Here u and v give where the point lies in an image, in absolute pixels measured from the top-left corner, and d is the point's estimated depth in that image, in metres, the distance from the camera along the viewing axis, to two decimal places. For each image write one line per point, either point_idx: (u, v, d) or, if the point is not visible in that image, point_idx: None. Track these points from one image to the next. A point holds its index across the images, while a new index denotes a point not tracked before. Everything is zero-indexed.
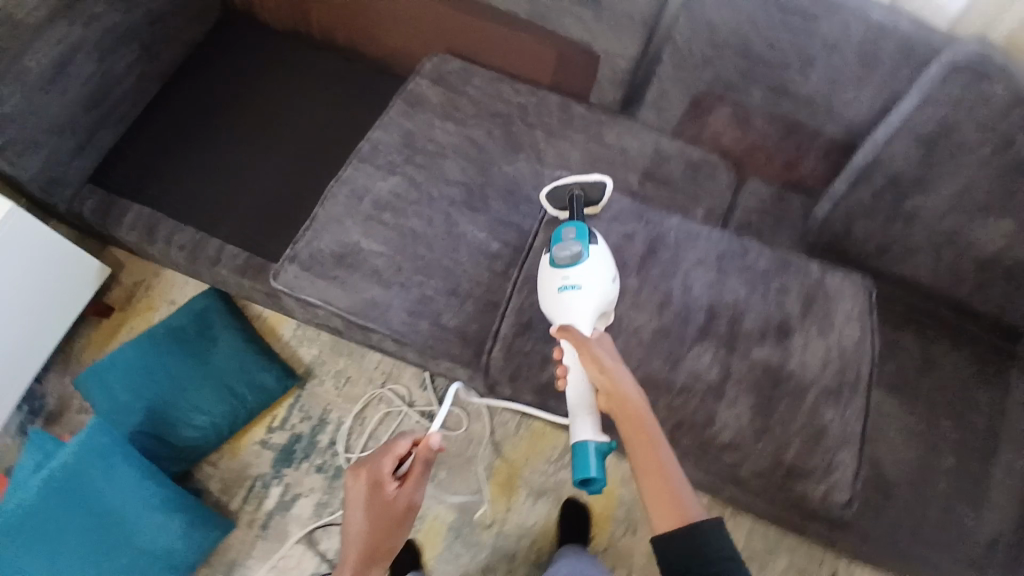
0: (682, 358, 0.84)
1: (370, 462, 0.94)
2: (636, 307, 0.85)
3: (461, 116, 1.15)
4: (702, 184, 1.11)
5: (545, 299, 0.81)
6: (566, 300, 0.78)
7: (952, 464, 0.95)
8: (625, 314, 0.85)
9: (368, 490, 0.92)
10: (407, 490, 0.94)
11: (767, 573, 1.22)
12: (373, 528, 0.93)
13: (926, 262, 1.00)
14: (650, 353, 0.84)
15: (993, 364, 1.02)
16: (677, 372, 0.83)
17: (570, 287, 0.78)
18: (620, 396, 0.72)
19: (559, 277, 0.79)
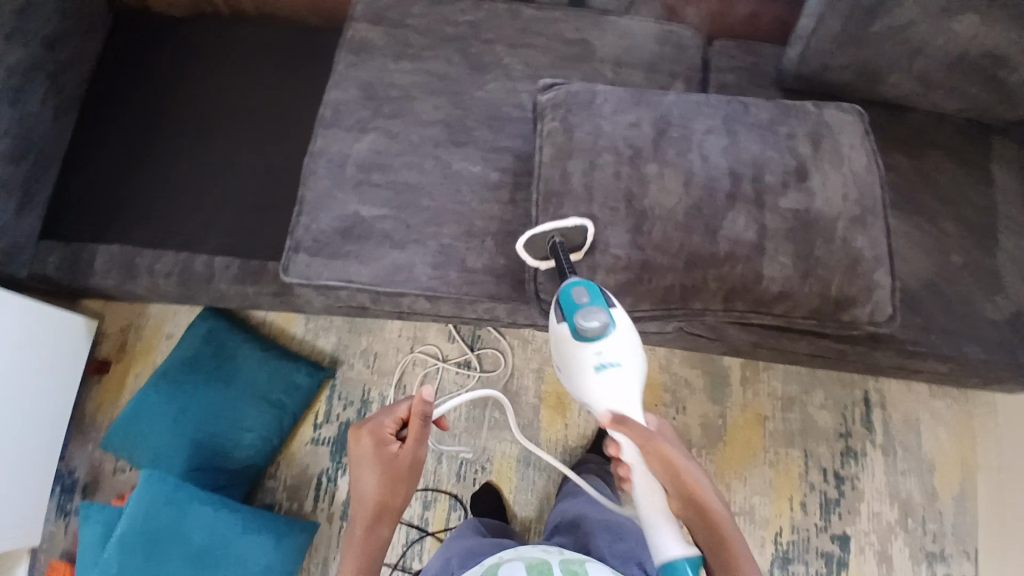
0: (721, 227, 0.85)
1: (369, 420, 0.86)
2: (665, 193, 0.86)
3: (414, 51, 1.08)
4: (672, 57, 1.11)
5: (578, 376, 0.79)
6: (606, 381, 0.77)
7: (962, 261, 1.05)
8: (655, 202, 0.86)
9: (369, 450, 0.84)
10: (408, 449, 0.84)
11: (808, 410, 1.32)
12: (380, 487, 0.82)
13: (903, 76, 1.02)
14: (691, 232, 0.85)
15: (972, 157, 1.10)
16: (718, 242, 0.85)
17: (609, 367, 0.77)
18: (700, 511, 0.71)
19: (592, 354, 0.77)
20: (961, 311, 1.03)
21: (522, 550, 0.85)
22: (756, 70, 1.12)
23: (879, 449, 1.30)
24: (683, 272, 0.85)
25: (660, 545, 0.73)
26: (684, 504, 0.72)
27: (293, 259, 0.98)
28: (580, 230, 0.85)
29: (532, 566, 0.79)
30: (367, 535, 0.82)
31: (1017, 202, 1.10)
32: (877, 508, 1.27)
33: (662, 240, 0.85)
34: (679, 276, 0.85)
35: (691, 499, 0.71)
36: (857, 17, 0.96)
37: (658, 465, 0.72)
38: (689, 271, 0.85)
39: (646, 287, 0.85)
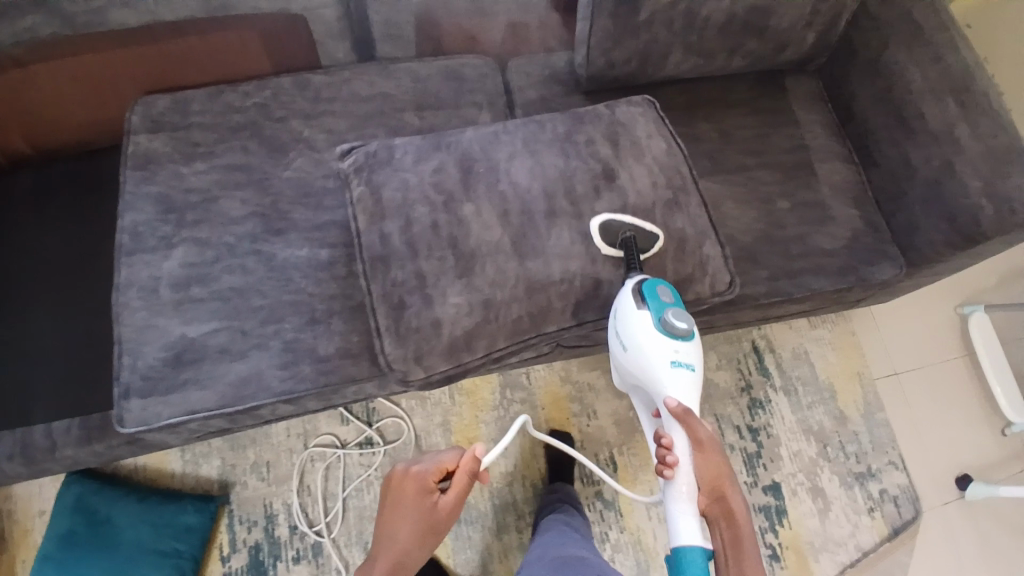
0: (548, 246, 0.85)
1: (415, 467, 0.89)
2: (486, 229, 0.85)
3: (206, 149, 1.02)
4: (471, 88, 1.12)
5: (650, 367, 0.81)
6: (677, 377, 0.81)
7: (788, 204, 1.11)
8: (479, 241, 0.84)
9: (414, 494, 0.87)
10: (450, 500, 0.87)
11: (707, 375, 1.36)
12: (411, 536, 0.85)
13: (684, 54, 1.08)
14: (523, 261, 0.84)
15: (772, 108, 1.17)
16: (550, 263, 0.84)
17: (682, 364, 0.81)
18: (729, 511, 0.78)
19: (671, 350, 0.80)
20: (799, 250, 1.08)
21: None
22: (555, 79, 1.15)
23: (780, 392, 1.35)
24: (527, 302, 0.83)
25: (679, 526, 0.79)
26: (716, 501, 0.79)
27: (126, 405, 0.89)
28: (411, 288, 0.82)
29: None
30: None
31: (822, 137, 1.17)
32: (796, 448, 1.32)
33: (497, 276, 0.83)
34: (524, 305, 0.83)
35: (721, 493, 0.79)
36: (624, 8, 0.99)
37: (707, 464, 0.79)
38: (531, 298, 0.83)
39: (494, 325, 0.82)
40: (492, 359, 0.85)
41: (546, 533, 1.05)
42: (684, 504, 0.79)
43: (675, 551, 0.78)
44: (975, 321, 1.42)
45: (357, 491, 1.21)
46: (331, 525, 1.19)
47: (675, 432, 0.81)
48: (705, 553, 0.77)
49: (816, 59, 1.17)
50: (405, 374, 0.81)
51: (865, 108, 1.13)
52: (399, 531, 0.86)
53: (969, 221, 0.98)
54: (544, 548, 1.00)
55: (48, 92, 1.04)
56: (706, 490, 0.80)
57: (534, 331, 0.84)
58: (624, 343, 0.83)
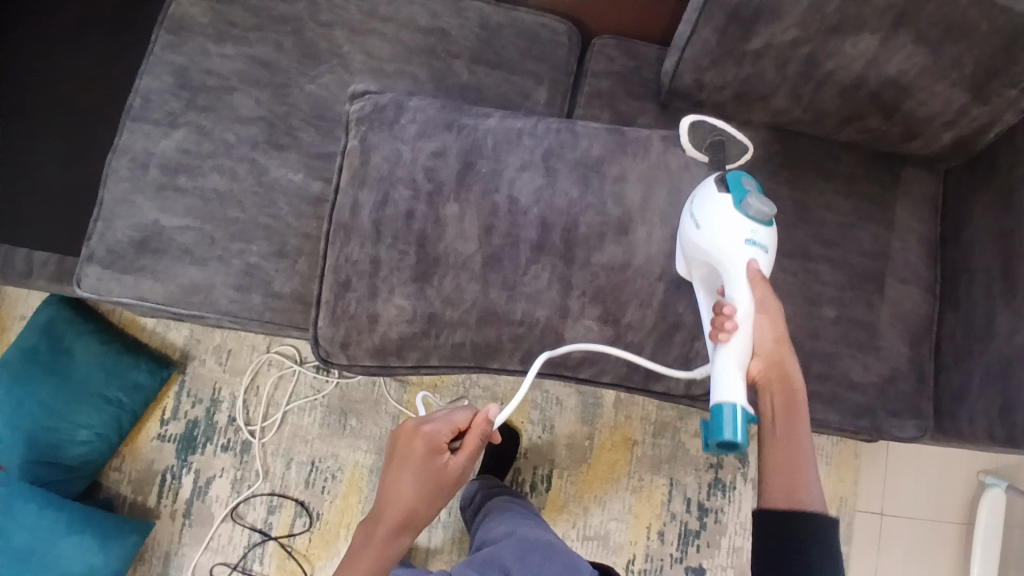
0: (520, 282, 0.76)
1: (427, 425, 0.87)
2: (462, 238, 0.76)
3: (240, 33, 0.96)
4: (537, 57, 0.98)
5: (721, 243, 0.68)
6: (750, 253, 0.67)
7: (834, 314, 0.95)
8: (449, 248, 0.76)
9: (421, 454, 0.86)
10: (457, 463, 0.86)
11: (680, 438, 1.26)
12: (420, 495, 0.87)
13: (786, 105, 0.90)
14: (487, 287, 0.75)
15: (870, 195, 0.98)
16: (516, 299, 0.75)
17: (759, 243, 0.68)
18: (785, 377, 0.67)
19: (747, 227, 0.68)
20: (820, 369, 0.93)
21: None
22: (634, 76, 0.99)
23: (749, 484, 1.26)
24: (475, 330, 0.76)
25: (726, 382, 0.65)
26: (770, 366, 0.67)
27: (85, 269, 0.89)
28: (364, 273, 0.75)
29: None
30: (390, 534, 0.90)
31: (910, 250, 0.98)
32: (737, 544, 1.25)
33: (453, 292, 0.75)
34: (469, 333, 0.76)
35: (782, 368, 0.67)
36: (732, 29, 0.82)
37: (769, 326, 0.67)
38: (480, 328, 0.76)
39: (433, 342, 0.76)
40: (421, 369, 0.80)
41: (505, 512, 1.06)
42: (738, 370, 0.65)
43: (716, 405, 0.64)
44: (990, 495, 1.23)
45: (299, 409, 1.22)
46: (265, 430, 1.22)
47: (747, 293, 0.67)
48: (748, 416, 0.64)
49: (946, 159, 0.97)
50: (327, 353, 0.77)
51: (975, 239, 0.94)
52: (404, 484, 0.88)
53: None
54: (506, 528, 1.01)
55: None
56: (764, 365, 0.67)
57: (473, 359, 0.77)
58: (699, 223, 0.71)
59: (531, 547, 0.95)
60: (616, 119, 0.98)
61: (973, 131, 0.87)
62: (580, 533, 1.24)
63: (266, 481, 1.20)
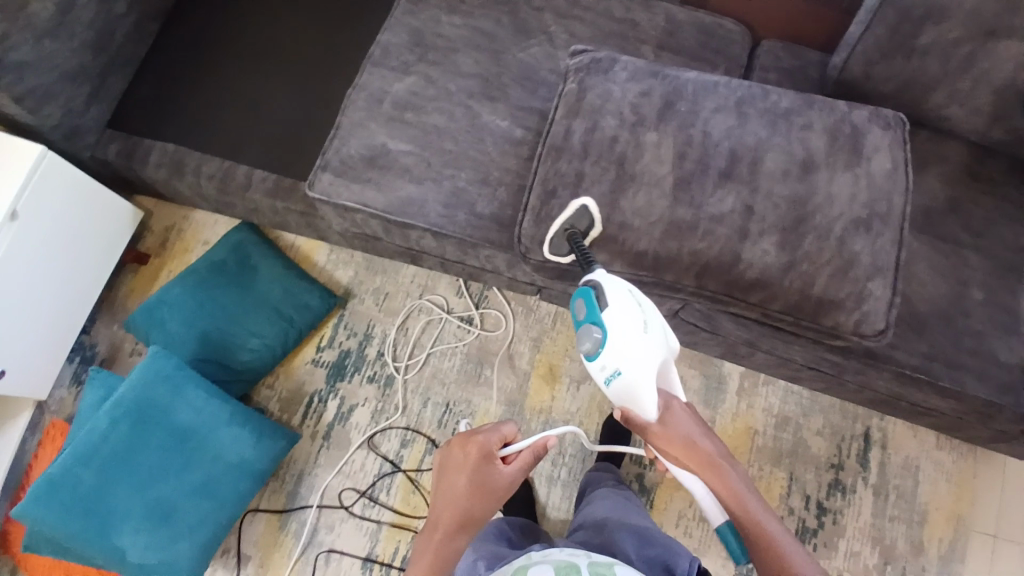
0: (708, 203, 0.88)
1: (479, 434, 0.91)
2: (657, 161, 0.90)
3: (467, 8, 1.15)
4: (716, 49, 1.13)
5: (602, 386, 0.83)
6: (619, 388, 0.80)
7: (983, 296, 1.01)
8: (644, 170, 0.89)
9: (476, 462, 0.88)
10: (509, 472, 0.88)
11: (801, 433, 1.29)
12: (474, 495, 0.86)
13: (945, 99, 1.02)
14: (674, 206, 0.88)
15: (1023, 198, 1.07)
16: (700, 217, 0.88)
17: (613, 376, 0.80)
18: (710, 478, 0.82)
19: (598, 369, 0.81)
20: (969, 344, 0.99)
21: (550, 553, 0.87)
22: (800, 73, 1.13)
23: (870, 488, 1.27)
24: (657, 241, 0.87)
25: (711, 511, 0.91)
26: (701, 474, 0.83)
27: (318, 175, 1.06)
28: (569, 182, 0.90)
29: (559, 569, 0.81)
30: (446, 537, 0.84)
31: None
32: (856, 549, 1.24)
33: (644, 207, 0.88)
34: (652, 244, 0.87)
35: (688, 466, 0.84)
36: (905, 27, 0.96)
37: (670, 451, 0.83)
38: (663, 241, 0.87)
39: (620, 246, 0.88)
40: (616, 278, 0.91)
41: (609, 497, 1.10)
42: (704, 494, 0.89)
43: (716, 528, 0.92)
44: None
45: (441, 353, 1.32)
46: (409, 368, 1.31)
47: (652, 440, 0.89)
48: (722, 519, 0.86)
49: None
50: (527, 251, 0.92)
51: None
52: (457, 489, 0.87)
53: None
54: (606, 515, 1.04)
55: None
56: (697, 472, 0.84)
57: (650, 272, 0.89)
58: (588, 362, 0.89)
59: (631, 530, 0.99)
60: None
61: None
62: (697, 513, 1.24)
63: (403, 416, 1.28)
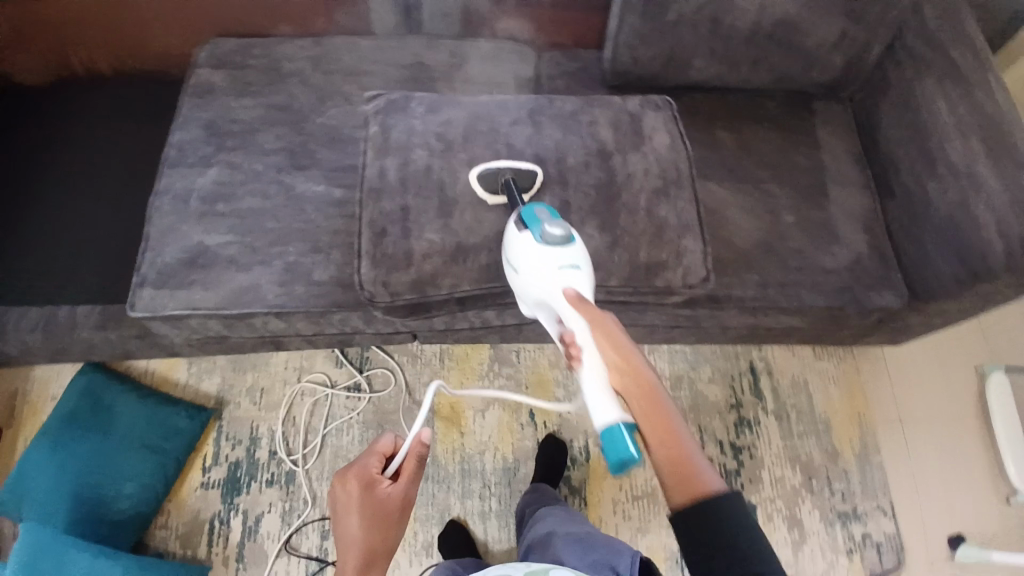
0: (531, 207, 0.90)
1: (355, 465, 0.89)
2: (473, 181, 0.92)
3: (255, 88, 1.14)
4: (504, 68, 1.20)
5: (545, 287, 0.77)
6: (566, 278, 0.76)
7: (794, 218, 1.14)
8: (464, 191, 0.91)
9: (360, 489, 0.86)
10: (397, 489, 0.88)
11: (697, 385, 1.37)
12: (372, 528, 0.83)
13: (705, 61, 1.14)
14: (502, 215, 0.89)
15: (802, 125, 1.22)
16: None
17: (568, 268, 0.77)
18: (635, 368, 0.68)
19: (557, 258, 0.77)
20: (796, 263, 1.11)
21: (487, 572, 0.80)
22: (583, 73, 1.24)
23: (771, 415, 1.35)
24: (492, 252, 0.89)
25: (599, 402, 0.66)
26: (623, 367, 0.69)
27: (139, 294, 0.99)
28: (398, 222, 0.89)
29: None
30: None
31: (840, 159, 1.20)
32: (778, 474, 1.31)
33: (472, 223, 0.89)
34: (491, 254, 0.89)
35: (613, 348, 0.69)
36: (651, 8, 1.06)
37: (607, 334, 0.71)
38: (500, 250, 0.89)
39: (460, 267, 0.88)
40: (453, 300, 0.91)
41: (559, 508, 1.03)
42: (600, 392, 0.67)
43: (604, 433, 0.65)
44: (993, 383, 1.39)
45: (337, 431, 1.23)
46: (307, 457, 1.21)
47: (577, 320, 0.72)
48: (627, 425, 0.65)
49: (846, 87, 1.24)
50: (372, 296, 0.88)
51: (892, 139, 1.18)
52: (353, 528, 0.83)
53: (980, 255, 1.02)
54: (548, 526, 0.97)
55: (146, 18, 1.20)
56: (616, 365, 0.69)
57: (497, 281, 0.89)
58: (517, 266, 0.81)
59: (573, 536, 0.90)
60: None
61: (855, 53, 1.16)
62: (629, 493, 1.26)
63: (315, 507, 1.18)
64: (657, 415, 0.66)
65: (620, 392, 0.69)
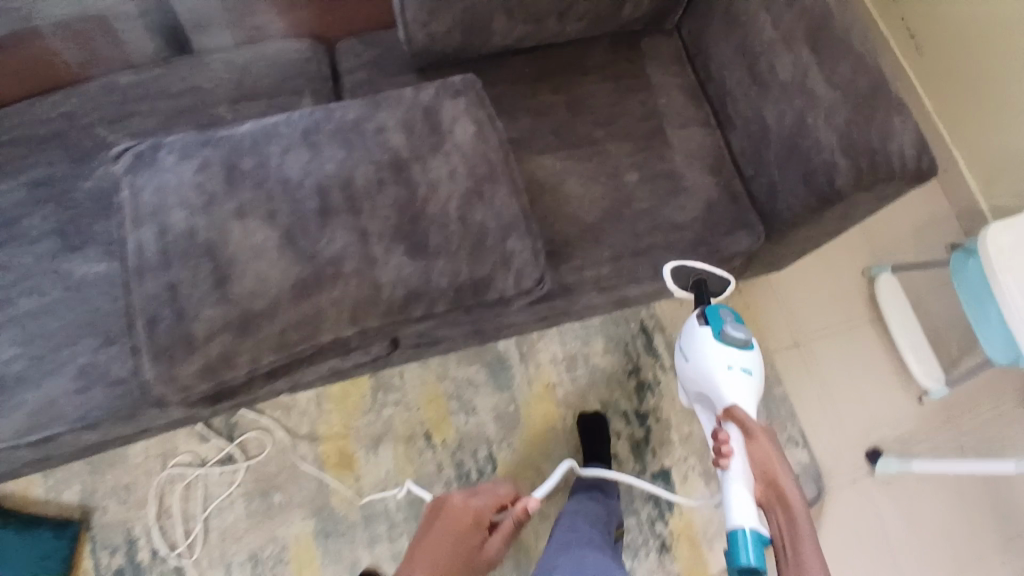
0: (316, 251, 0.78)
1: (473, 500, 0.94)
2: (247, 235, 0.77)
3: (9, 167, 0.99)
4: (292, 75, 1.06)
5: (714, 384, 0.94)
6: (732, 379, 0.93)
7: (637, 176, 1.07)
8: (239, 248, 0.77)
9: (467, 522, 0.89)
10: (492, 546, 0.90)
11: (592, 359, 1.33)
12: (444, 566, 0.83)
13: (507, 23, 1.01)
14: (288, 266, 0.77)
15: (631, 68, 1.13)
16: (319, 267, 0.77)
17: (736, 369, 0.93)
18: (780, 493, 0.77)
19: (726, 359, 0.93)
20: (647, 226, 1.04)
21: None
22: (386, 58, 1.09)
23: (670, 371, 1.34)
24: (291, 313, 0.76)
25: (734, 508, 0.78)
26: (767, 486, 0.79)
27: None
28: (168, 301, 0.76)
29: None
30: None
31: (675, 99, 1.13)
32: (687, 430, 1.30)
33: (255, 285, 0.76)
34: (288, 317, 0.76)
35: (773, 486, 0.78)
36: None
37: (759, 450, 0.81)
38: (297, 307, 0.76)
39: (255, 338, 0.75)
40: (259, 378, 0.81)
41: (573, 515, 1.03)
42: (738, 487, 0.80)
43: (731, 533, 0.77)
44: (882, 283, 1.40)
45: (218, 511, 1.15)
46: (193, 547, 1.13)
47: (735, 440, 0.84)
48: (761, 536, 0.76)
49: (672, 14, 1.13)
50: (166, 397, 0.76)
51: (723, 64, 1.09)
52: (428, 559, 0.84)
53: (824, 178, 0.97)
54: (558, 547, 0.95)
55: None
56: (761, 477, 0.80)
57: (304, 342, 0.76)
58: (687, 355, 0.99)
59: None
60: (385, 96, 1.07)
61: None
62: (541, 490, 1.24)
63: None
64: (776, 499, 0.77)
65: (761, 501, 0.79)
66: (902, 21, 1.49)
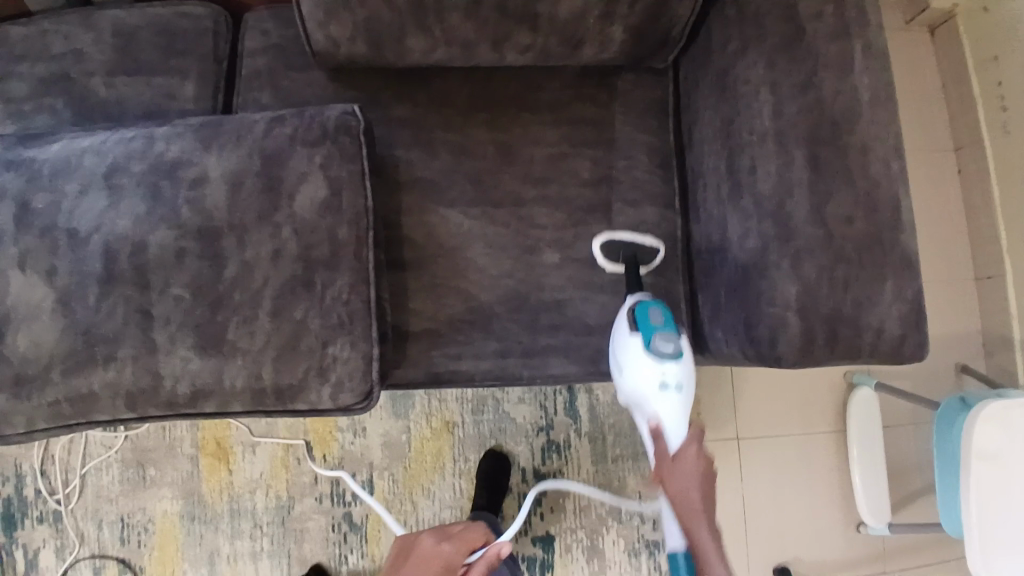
0: (90, 325, 0.68)
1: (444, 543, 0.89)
2: (27, 289, 0.68)
3: None
4: (180, 50, 0.89)
5: (643, 397, 0.81)
6: (665, 397, 0.80)
7: (558, 257, 0.88)
8: (13, 303, 0.68)
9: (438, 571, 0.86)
10: None
11: (504, 404, 1.22)
12: None
13: (423, 41, 0.80)
14: (62, 336, 0.68)
15: (594, 114, 0.91)
16: (93, 344, 0.68)
17: (669, 388, 0.79)
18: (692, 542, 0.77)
19: (658, 373, 0.79)
20: (550, 321, 0.88)
21: None
22: (291, 47, 0.90)
23: (585, 438, 1.21)
24: (60, 386, 0.68)
25: (671, 537, 0.84)
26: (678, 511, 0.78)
27: None
28: None
29: None
30: None
31: (637, 165, 0.91)
32: (585, 503, 1.20)
33: (30, 347, 0.68)
34: (58, 390, 0.68)
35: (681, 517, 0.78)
36: None
37: (674, 476, 0.78)
38: (68, 382, 0.68)
39: (17, 407, 0.68)
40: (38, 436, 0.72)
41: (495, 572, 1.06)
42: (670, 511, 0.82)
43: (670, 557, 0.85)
44: (857, 399, 1.20)
45: (97, 469, 1.17)
46: (71, 496, 1.16)
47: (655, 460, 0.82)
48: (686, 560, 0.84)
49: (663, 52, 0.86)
50: None
51: (705, 140, 0.85)
52: None
53: (766, 338, 0.75)
54: None
55: None
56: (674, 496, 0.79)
57: (80, 418, 0.70)
58: (617, 361, 0.83)
59: None
60: (280, 97, 0.89)
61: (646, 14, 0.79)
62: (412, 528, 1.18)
63: (84, 545, 1.15)
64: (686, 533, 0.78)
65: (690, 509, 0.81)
66: (997, 89, 1.22)
